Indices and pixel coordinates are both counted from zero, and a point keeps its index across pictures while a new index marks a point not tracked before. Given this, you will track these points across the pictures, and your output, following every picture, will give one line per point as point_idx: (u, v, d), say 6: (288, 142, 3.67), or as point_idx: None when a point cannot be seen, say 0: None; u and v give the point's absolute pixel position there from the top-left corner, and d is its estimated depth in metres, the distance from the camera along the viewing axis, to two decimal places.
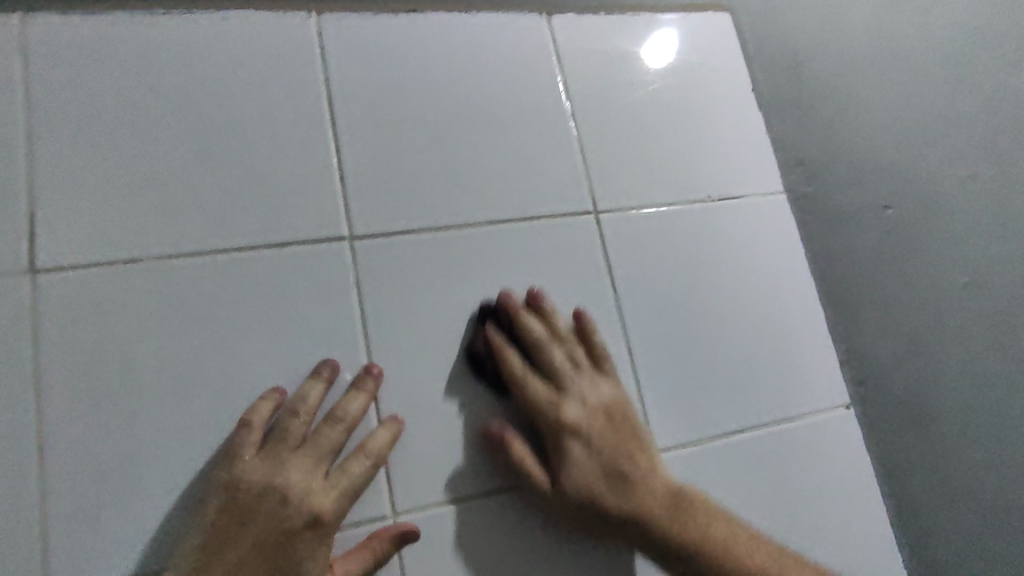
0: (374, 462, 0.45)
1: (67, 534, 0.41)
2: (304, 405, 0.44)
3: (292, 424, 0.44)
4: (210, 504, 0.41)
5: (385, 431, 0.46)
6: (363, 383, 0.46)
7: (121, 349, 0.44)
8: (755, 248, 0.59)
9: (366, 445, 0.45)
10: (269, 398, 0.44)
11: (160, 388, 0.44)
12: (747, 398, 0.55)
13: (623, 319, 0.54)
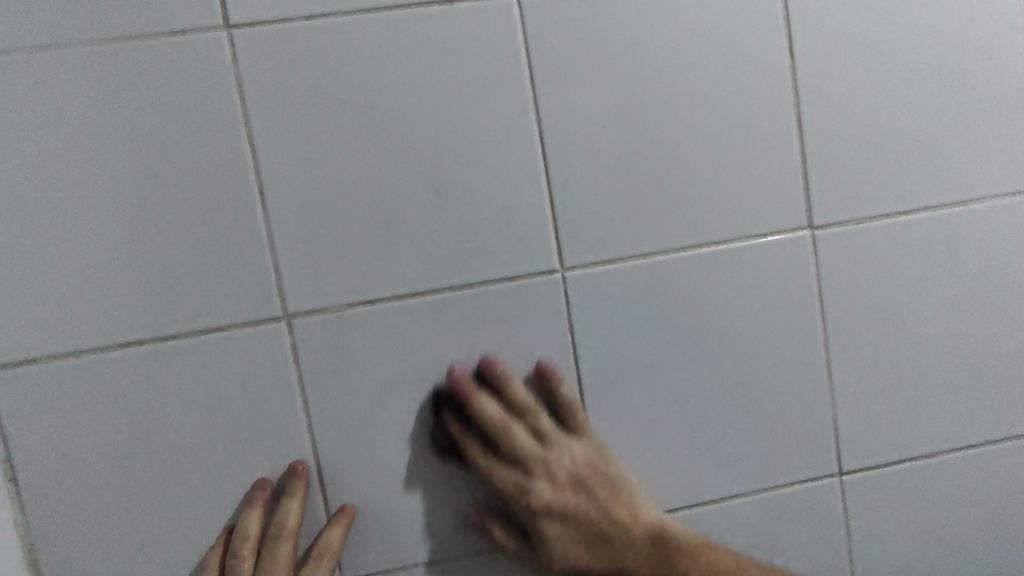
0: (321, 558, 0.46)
1: (294, 267, 0.46)
2: (247, 540, 0.46)
3: (239, 564, 0.46)
4: None
5: (336, 527, 0.47)
6: (294, 485, 0.47)
7: (268, 147, 0.46)
8: (955, 18, 0.52)
9: (321, 544, 0.47)
10: (216, 541, 0.47)
11: (340, 154, 0.46)
12: (863, 253, 0.52)
13: (776, 127, 0.51)
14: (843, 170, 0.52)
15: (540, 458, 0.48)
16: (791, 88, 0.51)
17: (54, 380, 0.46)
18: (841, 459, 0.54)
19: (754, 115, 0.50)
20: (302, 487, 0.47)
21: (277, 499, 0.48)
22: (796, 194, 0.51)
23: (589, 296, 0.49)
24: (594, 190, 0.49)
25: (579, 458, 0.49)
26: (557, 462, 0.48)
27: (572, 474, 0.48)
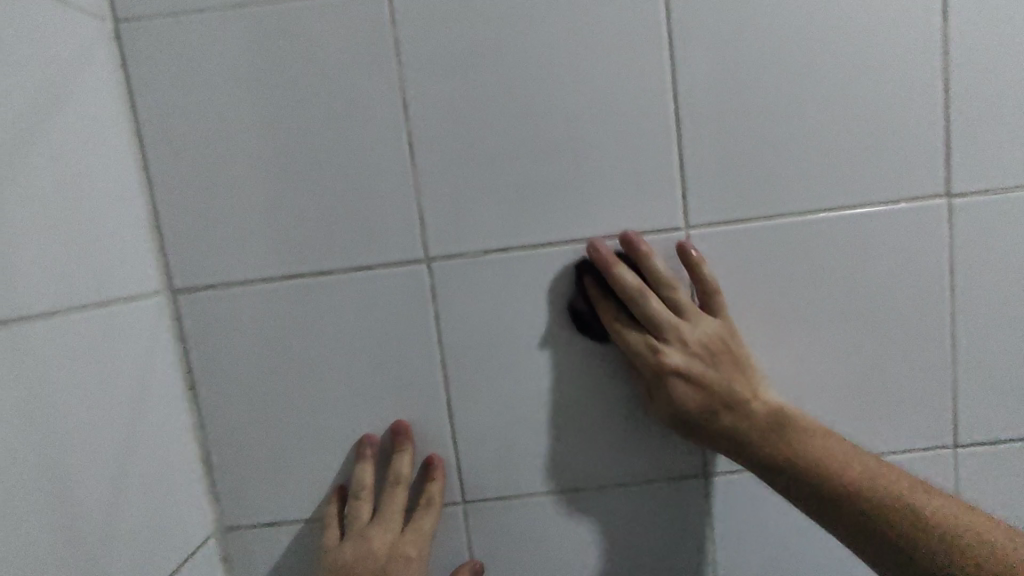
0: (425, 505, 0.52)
1: (435, 220, 0.50)
2: (364, 487, 0.52)
3: (359, 509, 0.51)
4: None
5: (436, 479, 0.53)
6: (400, 441, 0.52)
7: (417, 108, 0.49)
8: None
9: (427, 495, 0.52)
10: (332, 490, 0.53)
11: (482, 115, 0.49)
12: (1001, 229, 0.51)
13: (919, 96, 0.49)
14: (988, 142, 0.50)
15: (667, 293, 0.49)
16: (937, 56, 0.49)
17: (226, 312, 0.52)
18: (955, 432, 0.53)
19: (895, 83, 0.49)
20: (406, 442, 0.52)
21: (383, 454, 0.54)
22: (934, 165, 0.50)
23: (710, 255, 0.51)
24: (724, 150, 0.50)
25: (711, 331, 0.49)
26: (670, 363, 0.48)
27: (705, 345, 0.49)
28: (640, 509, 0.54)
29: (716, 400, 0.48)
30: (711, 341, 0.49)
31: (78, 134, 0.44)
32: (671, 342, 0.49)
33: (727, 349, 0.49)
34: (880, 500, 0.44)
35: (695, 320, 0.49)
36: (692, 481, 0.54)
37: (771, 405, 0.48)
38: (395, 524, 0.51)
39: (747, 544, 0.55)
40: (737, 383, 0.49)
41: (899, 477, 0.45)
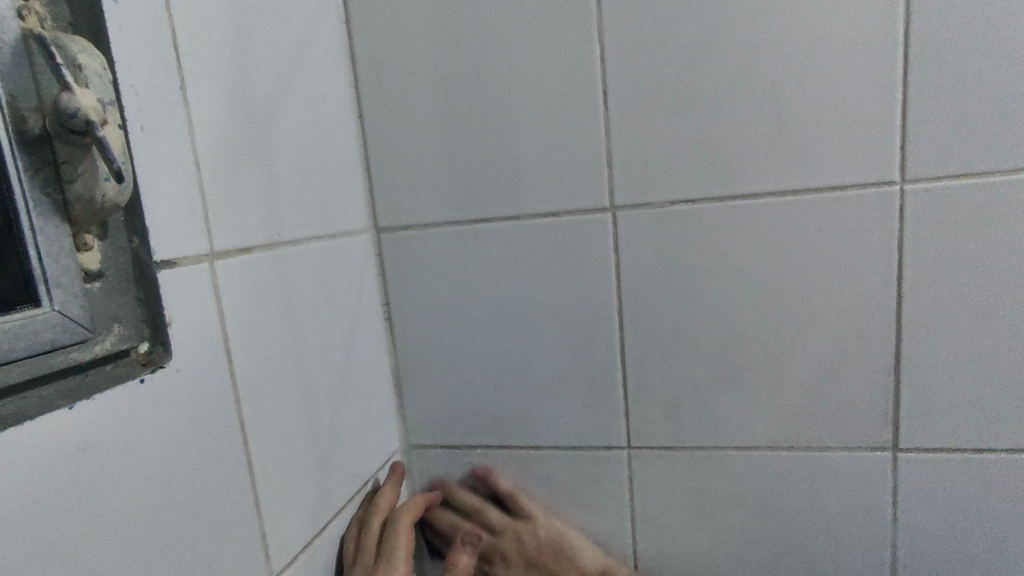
0: (407, 538, 0.50)
1: (622, 172, 0.51)
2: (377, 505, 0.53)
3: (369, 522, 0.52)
4: None
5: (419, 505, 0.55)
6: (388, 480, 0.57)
7: (613, 58, 0.49)
8: None
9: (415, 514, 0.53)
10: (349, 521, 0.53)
11: (679, 64, 0.48)
12: None
13: None
14: None
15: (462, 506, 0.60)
16: None
17: (421, 253, 0.57)
18: None
19: None
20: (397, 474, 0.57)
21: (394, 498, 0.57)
22: None
23: (926, 214, 0.47)
24: (954, 96, 0.45)
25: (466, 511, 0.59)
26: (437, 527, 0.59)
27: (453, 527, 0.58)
28: (815, 475, 0.53)
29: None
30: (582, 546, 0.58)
31: (315, 84, 0.50)
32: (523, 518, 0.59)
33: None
34: None
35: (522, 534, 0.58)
36: (878, 453, 0.51)
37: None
38: (373, 557, 0.49)
39: (935, 523, 0.51)
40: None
41: None
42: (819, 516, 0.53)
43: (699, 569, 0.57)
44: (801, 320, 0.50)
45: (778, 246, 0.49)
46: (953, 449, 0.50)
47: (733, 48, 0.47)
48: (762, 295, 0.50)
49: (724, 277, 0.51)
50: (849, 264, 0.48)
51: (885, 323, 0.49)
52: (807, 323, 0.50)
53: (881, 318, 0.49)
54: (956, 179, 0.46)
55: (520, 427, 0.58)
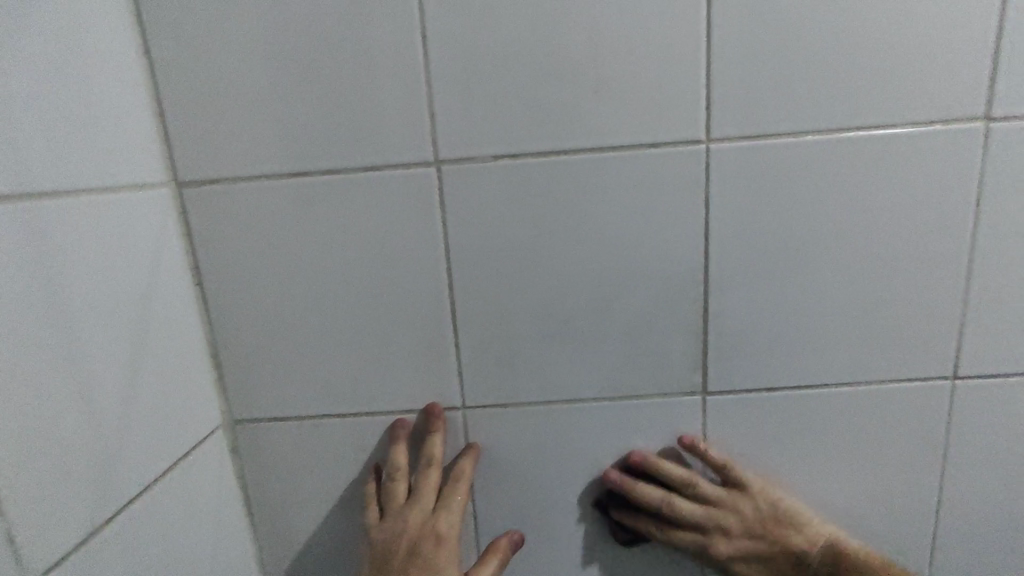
0: (465, 488, 0.54)
1: (444, 124, 0.49)
2: (429, 457, 0.54)
3: (424, 472, 0.54)
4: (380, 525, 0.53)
5: (468, 460, 0.55)
6: (433, 425, 0.55)
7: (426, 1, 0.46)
8: None
9: (461, 474, 0.55)
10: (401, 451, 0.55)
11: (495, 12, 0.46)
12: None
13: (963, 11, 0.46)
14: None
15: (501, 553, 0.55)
16: None
17: (230, 211, 0.52)
18: (957, 363, 0.54)
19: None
20: (437, 424, 0.55)
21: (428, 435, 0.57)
22: (972, 87, 0.47)
23: (728, 172, 0.49)
24: (750, 60, 0.47)
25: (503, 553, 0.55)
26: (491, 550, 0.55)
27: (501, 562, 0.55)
28: (636, 422, 0.55)
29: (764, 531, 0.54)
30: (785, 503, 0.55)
31: (76, 10, 0.42)
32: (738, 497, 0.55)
33: (788, 510, 0.55)
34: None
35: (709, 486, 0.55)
36: (690, 399, 0.55)
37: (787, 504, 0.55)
38: (432, 505, 0.53)
39: (736, 459, 0.56)
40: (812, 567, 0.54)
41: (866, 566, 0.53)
42: None
43: (533, 523, 0.58)
44: (619, 275, 0.52)
45: (596, 203, 0.50)
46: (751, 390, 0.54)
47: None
48: (583, 250, 0.51)
49: (548, 234, 0.51)
50: (660, 220, 0.50)
51: (692, 277, 0.52)
52: (625, 278, 0.52)
53: (689, 272, 0.52)
54: (751, 140, 0.49)
55: (352, 394, 0.56)
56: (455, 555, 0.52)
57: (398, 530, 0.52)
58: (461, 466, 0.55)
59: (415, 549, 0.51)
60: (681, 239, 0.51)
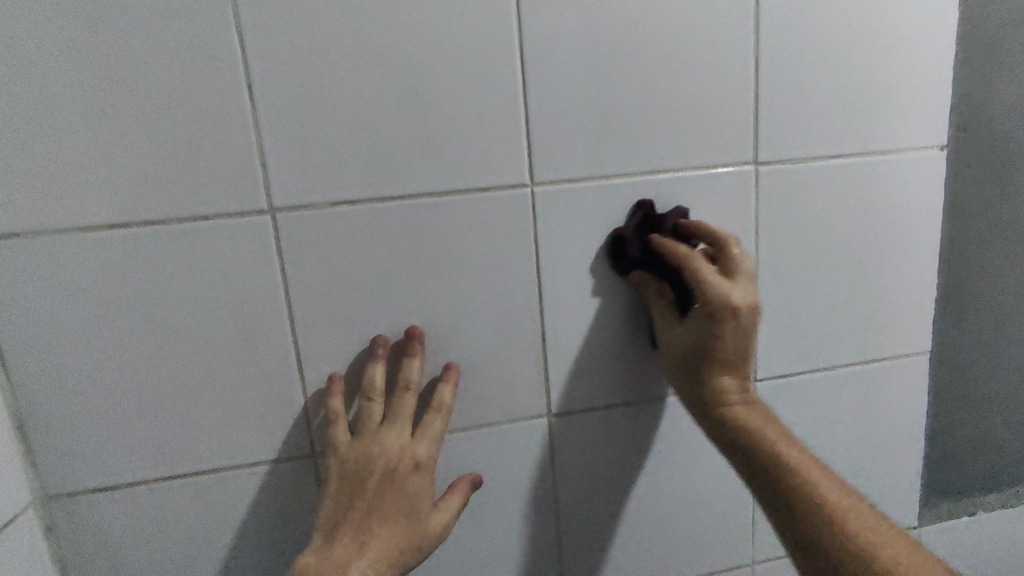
0: (446, 414, 0.52)
1: (276, 174, 0.49)
2: (372, 383, 0.52)
3: (370, 389, 0.52)
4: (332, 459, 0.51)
5: (414, 360, 0.52)
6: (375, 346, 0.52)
7: (252, 56, 0.47)
8: None
9: (412, 388, 0.52)
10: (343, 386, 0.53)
11: (323, 71, 0.49)
12: (791, 196, 0.59)
13: (728, 79, 0.56)
14: (784, 122, 0.58)
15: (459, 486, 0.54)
16: (744, 44, 0.56)
17: (33, 266, 0.47)
18: (756, 368, 0.62)
19: (707, 66, 0.55)
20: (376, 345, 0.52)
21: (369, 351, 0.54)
22: (742, 139, 0.57)
23: (552, 212, 0.54)
24: (562, 115, 0.53)
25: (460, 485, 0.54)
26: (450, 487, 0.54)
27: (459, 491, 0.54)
28: (488, 449, 0.58)
29: (734, 360, 0.53)
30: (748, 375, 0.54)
31: None
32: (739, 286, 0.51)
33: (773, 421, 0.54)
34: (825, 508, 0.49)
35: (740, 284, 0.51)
36: (536, 421, 0.58)
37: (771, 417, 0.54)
38: (380, 431, 0.51)
39: (581, 475, 0.61)
40: (764, 437, 0.52)
41: (799, 463, 0.51)
42: (493, 488, 0.59)
43: None
44: (460, 312, 0.54)
45: (433, 246, 0.53)
46: (590, 411, 0.59)
47: (373, 58, 0.49)
48: (424, 291, 0.53)
49: (388, 275, 0.53)
50: (495, 258, 0.54)
51: (528, 310, 0.56)
52: (466, 315, 0.55)
53: (525, 305, 0.56)
54: (569, 185, 0.54)
55: (191, 453, 0.53)
56: (411, 477, 0.50)
57: (373, 452, 0.50)
58: (410, 374, 0.52)
59: (392, 472, 0.49)
60: (516, 275, 0.55)
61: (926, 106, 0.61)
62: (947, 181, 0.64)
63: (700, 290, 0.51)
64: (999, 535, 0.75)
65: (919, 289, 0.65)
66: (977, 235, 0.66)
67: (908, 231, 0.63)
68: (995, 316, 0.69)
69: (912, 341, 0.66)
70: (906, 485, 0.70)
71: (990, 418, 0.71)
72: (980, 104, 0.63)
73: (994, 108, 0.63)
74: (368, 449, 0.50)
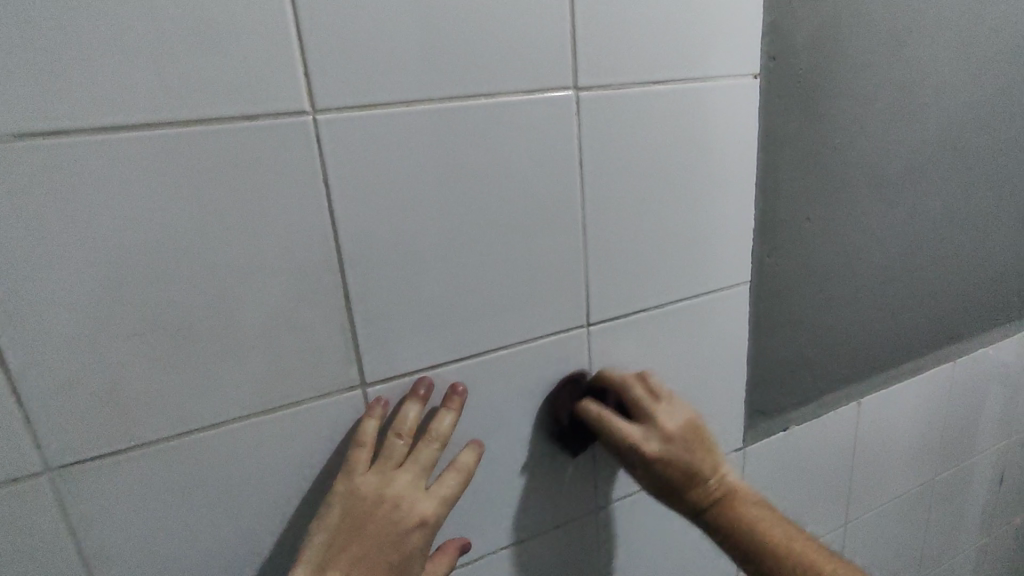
0: (464, 478, 0.52)
1: None
2: (405, 424, 0.50)
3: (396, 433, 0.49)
4: (349, 499, 0.47)
5: (451, 410, 0.52)
6: (418, 389, 0.51)
7: None
8: None
9: (437, 434, 0.50)
10: (371, 416, 0.50)
11: None
12: (614, 126, 0.55)
13: None
14: (604, 43, 0.53)
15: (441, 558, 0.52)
16: None
17: None
18: (590, 311, 0.59)
19: None
20: (423, 389, 0.51)
21: (398, 397, 0.52)
22: (561, 60, 0.51)
23: (343, 145, 0.45)
24: (345, 24, 0.43)
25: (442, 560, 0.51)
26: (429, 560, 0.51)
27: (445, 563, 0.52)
28: (291, 434, 0.49)
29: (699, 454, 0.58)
30: (733, 482, 0.59)
31: None
32: (663, 420, 0.57)
33: (718, 467, 0.59)
34: (752, 541, 0.57)
35: (664, 409, 0.58)
36: (348, 392, 0.50)
37: (719, 466, 0.59)
38: (397, 472, 0.49)
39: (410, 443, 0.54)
40: (737, 516, 0.58)
41: (744, 508, 0.59)
42: (304, 473, 0.50)
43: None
44: (236, 272, 0.44)
45: (188, 189, 0.41)
46: (414, 374, 0.52)
47: None
48: (183, 248, 0.42)
49: (127, 230, 0.40)
50: (275, 203, 0.44)
51: (324, 264, 0.47)
52: (244, 275, 0.44)
53: (320, 259, 0.46)
54: (364, 111, 0.45)
55: None
56: (420, 524, 0.48)
57: (389, 495, 0.47)
58: (441, 423, 0.51)
59: (393, 517, 0.47)
60: (305, 223, 0.45)
61: (738, 31, 0.59)
62: (759, 109, 0.64)
63: (648, 424, 0.57)
64: (810, 442, 0.82)
65: (738, 219, 0.66)
66: (787, 165, 0.68)
67: (727, 160, 0.63)
68: (803, 242, 0.72)
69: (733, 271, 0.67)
70: (731, 410, 0.73)
71: (800, 337, 0.76)
72: (788, 32, 0.63)
73: (801, 35, 0.64)
74: (381, 491, 0.47)
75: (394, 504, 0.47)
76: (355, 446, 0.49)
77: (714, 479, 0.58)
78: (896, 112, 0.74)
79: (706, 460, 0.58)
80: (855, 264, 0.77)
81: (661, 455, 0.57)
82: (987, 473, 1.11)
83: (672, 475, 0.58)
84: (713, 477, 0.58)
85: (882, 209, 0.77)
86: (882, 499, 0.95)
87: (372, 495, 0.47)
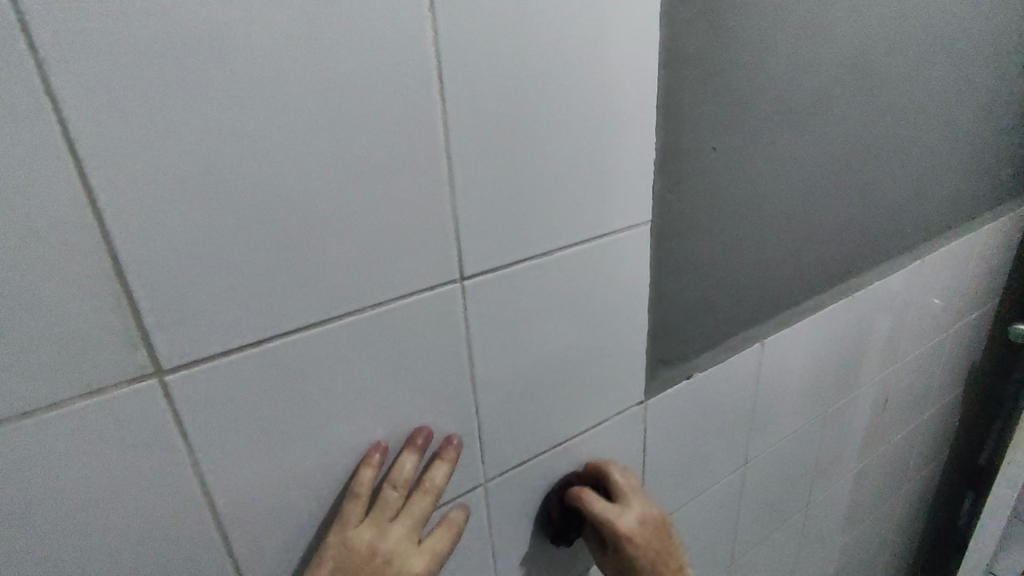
0: (455, 531, 0.53)
1: None
2: (402, 476, 0.49)
3: (391, 488, 0.49)
4: (346, 551, 0.45)
5: (445, 462, 0.52)
6: (415, 440, 0.51)
7: None
8: None
9: (431, 484, 0.51)
10: (368, 464, 0.49)
11: None
12: (478, 27, 0.43)
13: None
14: None
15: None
16: None
17: None
18: (463, 263, 0.49)
19: None
20: (422, 439, 0.51)
21: (393, 446, 0.52)
22: None
23: (68, 45, 0.31)
24: None
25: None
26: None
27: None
28: (54, 448, 0.37)
29: (656, 541, 0.62)
30: (688, 571, 0.64)
31: None
32: (623, 514, 0.61)
33: (667, 549, 0.62)
34: None
35: (626, 510, 0.62)
36: (136, 382, 0.39)
37: (673, 549, 0.63)
38: (394, 523, 0.48)
39: (234, 433, 0.43)
40: None
41: (688, 575, 0.63)
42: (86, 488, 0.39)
43: None
44: None
45: None
46: (231, 355, 0.41)
47: None
48: None
49: None
50: None
51: (68, 216, 0.34)
52: None
53: (59, 208, 0.34)
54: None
55: None
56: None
57: (384, 550, 0.46)
58: (435, 478, 0.51)
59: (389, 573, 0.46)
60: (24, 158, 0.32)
61: None
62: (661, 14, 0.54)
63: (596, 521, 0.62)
64: (714, 387, 0.78)
65: (638, 149, 0.57)
66: (692, 84, 0.59)
67: (624, 77, 0.53)
68: (708, 175, 0.64)
69: (634, 209, 0.59)
70: (632, 361, 0.67)
71: (705, 279, 0.70)
72: None
73: None
74: (376, 544, 0.46)
75: (390, 560, 0.47)
76: (349, 496, 0.48)
77: (671, 563, 0.62)
78: (807, 24, 0.66)
79: (673, 552, 0.63)
80: (760, 199, 0.71)
81: (640, 539, 0.61)
82: (872, 396, 1.15)
83: (637, 564, 0.61)
84: (669, 565, 0.62)
85: (789, 135, 0.71)
86: (780, 432, 0.95)
87: (367, 548, 0.46)
